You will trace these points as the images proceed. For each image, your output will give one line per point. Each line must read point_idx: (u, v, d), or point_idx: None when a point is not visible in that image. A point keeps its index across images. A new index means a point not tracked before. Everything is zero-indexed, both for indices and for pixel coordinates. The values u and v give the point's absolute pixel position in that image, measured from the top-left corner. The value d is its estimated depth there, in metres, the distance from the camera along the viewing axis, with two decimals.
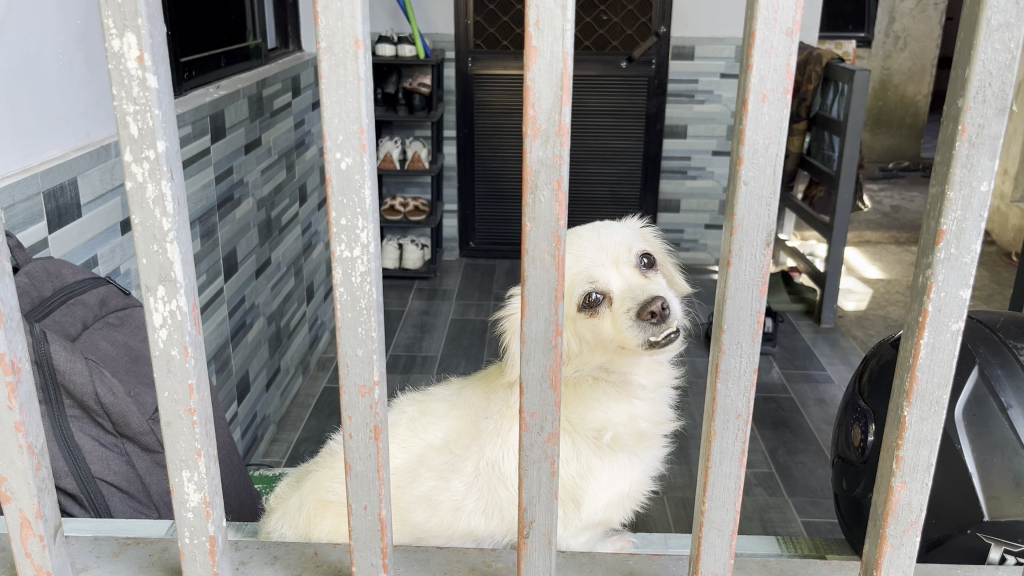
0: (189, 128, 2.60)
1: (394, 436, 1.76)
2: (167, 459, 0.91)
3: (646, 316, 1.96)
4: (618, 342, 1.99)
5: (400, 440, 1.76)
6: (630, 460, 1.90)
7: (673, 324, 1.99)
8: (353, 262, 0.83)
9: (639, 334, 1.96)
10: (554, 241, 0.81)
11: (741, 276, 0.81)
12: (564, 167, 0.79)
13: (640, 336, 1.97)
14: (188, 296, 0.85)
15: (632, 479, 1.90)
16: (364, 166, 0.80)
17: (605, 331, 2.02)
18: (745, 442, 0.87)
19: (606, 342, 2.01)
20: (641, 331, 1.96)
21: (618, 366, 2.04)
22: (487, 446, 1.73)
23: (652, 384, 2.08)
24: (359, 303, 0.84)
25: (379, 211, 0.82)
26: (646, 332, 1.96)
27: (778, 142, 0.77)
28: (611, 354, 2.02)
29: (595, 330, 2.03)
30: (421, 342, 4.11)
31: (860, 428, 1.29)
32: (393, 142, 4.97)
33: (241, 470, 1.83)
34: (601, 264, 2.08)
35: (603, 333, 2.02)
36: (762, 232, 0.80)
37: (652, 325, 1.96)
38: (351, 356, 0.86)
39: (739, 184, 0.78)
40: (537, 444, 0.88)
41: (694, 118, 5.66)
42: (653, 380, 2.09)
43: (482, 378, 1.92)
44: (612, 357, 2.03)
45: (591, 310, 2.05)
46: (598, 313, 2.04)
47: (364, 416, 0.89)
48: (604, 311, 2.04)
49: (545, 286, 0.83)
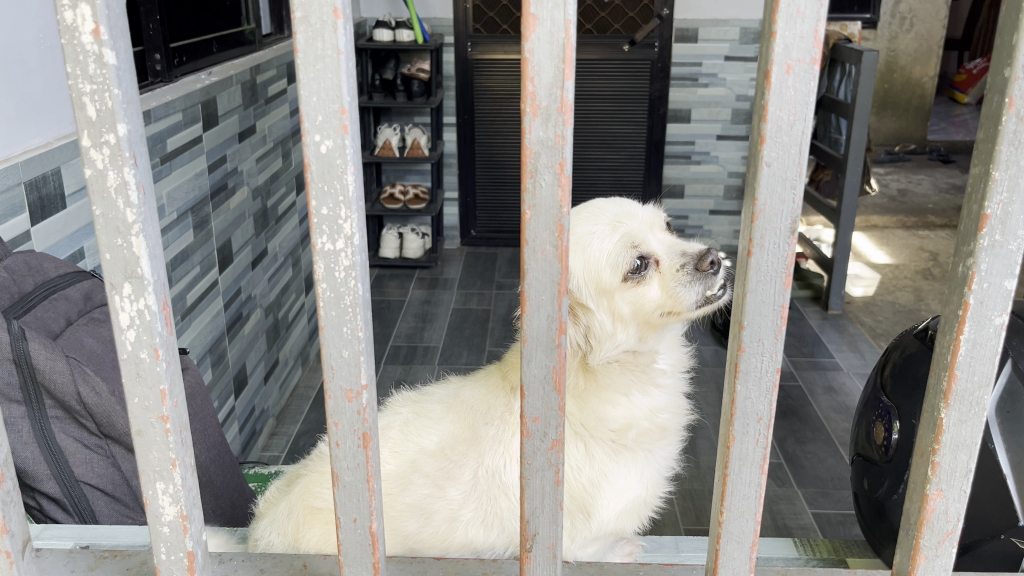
0: (178, 115, 2.51)
1: (386, 439, 1.69)
2: (139, 470, 0.84)
3: (705, 268, 1.90)
4: (667, 308, 1.88)
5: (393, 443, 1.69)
6: (648, 460, 1.75)
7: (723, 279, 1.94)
8: (335, 255, 0.75)
9: (695, 294, 1.88)
10: (556, 230, 0.74)
11: (763, 267, 0.73)
12: (567, 148, 0.71)
13: (695, 296, 1.88)
14: (157, 294, 0.78)
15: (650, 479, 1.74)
16: (346, 150, 0.73)
17: (652, 300, 1.89)
18: (767, 448, 0.80)
19: (650, 313, 1.88)
20: (695, 291, 1.89)
21: (648, 343, 1.89)
22: (487, 453, 1.66)
23: (673, 366, 1.92)
24: (343, 300, 0.77)
25: (363, 200, 0.75)
26: (701, 290, 1.89)
27: (805, 119, 0.69)
28: (647, 328, 1.89)
29: (641, 300, 1.88)
30: (423, 332, 4.04)
31: (882, 425, 1.21)
32: (391, 129, 4.85)
33: (235, 466, 1.76)
34: (641, 226, 1.96)
35: (649, 303, 1.88)
36: (786, 216, 0.72)
37: (707, 277, 1.90)
38: (335, 358, 0.79)
39: (761, 165, 0.71)
40: (540, 452, 0.81)
41: (698, 101, 5.53)
42: (675, 361, 1.93)
43: (482, 376, 1.84)
44: (645, 330, 1.89)
45: (636, 278, 1.90)
46: (644, 279, 1.91)
47: (351, 423, 0.81)
48: (651, 275, 1.91)
49: (546, 280, 0.75)
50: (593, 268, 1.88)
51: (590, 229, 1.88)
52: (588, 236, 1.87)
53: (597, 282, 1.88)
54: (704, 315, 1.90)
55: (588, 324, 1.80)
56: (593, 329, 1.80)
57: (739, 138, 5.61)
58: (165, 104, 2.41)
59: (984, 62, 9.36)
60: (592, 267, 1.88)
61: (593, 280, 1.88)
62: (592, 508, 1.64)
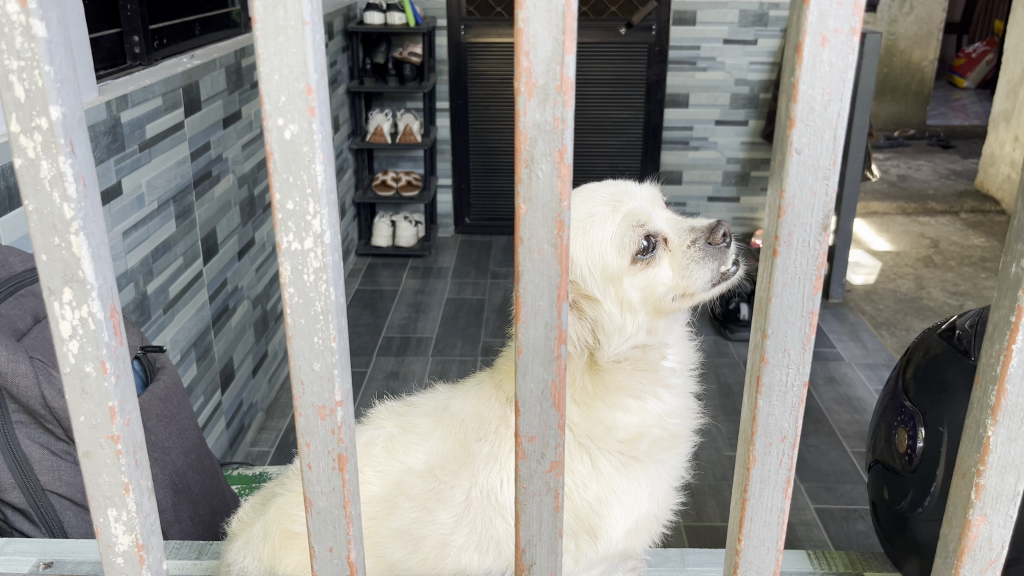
0: (158, 100, 2.39)
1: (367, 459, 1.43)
2: (89, 496, 0.75)
3: (718, 241, 1.68)
4: (680, 291, 1.64)
5: (377, 463, 1.43)
6: (660, 472, 1.49)
7: (735, 255, 1.72)
8: (304, 256, 0.66)
9: (709, 272, 1.67)
10: (556, 226, 0.65)
11: (790, 268, 0.65)
12: (568, 133, 0.62)
13: (709, 275, 1.67)
14: (102, 299, 0.69)
15: (659, 493, 1.49)
16: (314, 136, 0.63)
17: (664, 284, 1.64)
18: (792, 470, 0.71)
19: (663, 298, 1.64)
20: (709, 268, 1.67)
21: (659, 333, 1.63)
22: (480, 472, 1.40)
23: (683, 362, 1.65)
24: (313, 307, 0.68)
25: (334, 193, 0.66)
26: (714, 266, 1.68)
27: (841, 99, 0.60)
28: (658, 315, 1.64)
29: (652, 285, 1.64)
30: (416, 322, 3.92)
31: (906, 432, 1.12)
32: (382, 115, 4.66)
33: (216, 469, 1.66)
34: (643, 204, 1.71)
35: (661, 287, 1.64)
36: (817, 211, 0.63)
37: (721, 251, 1.69)
38: (305, 372, 0.70)
39: (790, 153, 0.62)
40: (537, 474, 0.72)
41: (696, 86, 5.16)
42: (684, 357, 1.66)
43: (476, 385, 1.55)
44: (655, 319, 1.64)
45: (644, 260, 1.65)
46: (653, 261, 1.66)
47: (324, 443, 0.72)
48: (661, 257, 1.66)
49: (543, 283, 0.66)
50: (597, 254, 1.61)
51: (590, 210, 1.62)
52: (589, 218, 1.60)
53: (603, 268, 1.61)
54: (717, 295, 1.69)
55: (597, 318, 1.51)
56: (602, 323, 1.52)
57: (738, 124, 5.24)
58: (143, 88, 2.29)
59: (983, 45, 9.24)
60: (594, 251, 1.61)
61: (598, 266, 1.61)
62: (599, 531, 1.39)
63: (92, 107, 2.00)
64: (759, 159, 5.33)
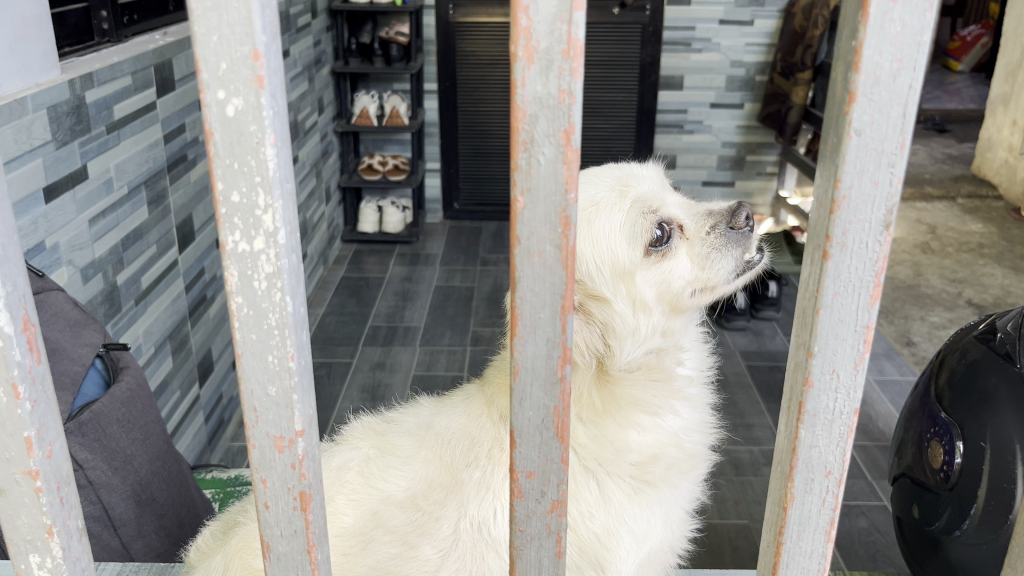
0: (127, 79, 2.25)
1: (338, 485, 1.17)
2: (6, 539, 0.64)
3: (741, 225, 1.44)
4: (699, 285, 1.41)
5: (350, 490, 1.17)
6: (675, 497, 1.27)
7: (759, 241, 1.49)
8: (254, 259, 0.55)
9: (732, 262, 1.43)
10: (560, 223, 0.53)
11: (844, 274, 0.54)
12: (576, 109, 0.51)
13: (732, 264, 1.44)
14: (11, 310, 0.57)
15: (675, 522, 1.27)
16: (264, 113, 0.51)
17: (681, 278, 1.40)
18: (836, 510, 0.60)
19: (680, 294, 1.40)
20: (732, 257, 1.43)
21: (674, 335, 1.41)
22: (472, 500, 1.15)
23: (698, 368, 1.43)
24: (266, 319, 0.56)
25: (288, 180, 0.54)
26: (739, 254, 1.43)
27: (912, 68, 0.49)
28: (674, 313, 1.41)
29: (667, 280, 1.40)
30: (403, 311, 3.71)
31: (941, 448, 1.05)
32: (368, 96, 4.38)
33: (185, 475, 1.53)
34: (653, 188, 1.46)
35: (678, 281, 1.40)
36: (878, 206, 0.52)
37: (746, 235, 1.44)
38: (258, 398, 0.59)
39: (849, 135, 0.51)
40: (536, 516, 0.61)
41: (691, 68, 4.67)
42: (702, 362, 1.45)
43: (463, 399, 1.31)
44: (671, 318, 1.41)
45: (659, 252, 1.40)
46: (669, 252, 1.41)
47: (283, 479, 0.61)
48: (678, 247, 1.41)
49: (545, 290, 0.55)
50: (605, 248, 1.36)
51: (594, 197, 1.36)
52: (593, 206, 1.35)
53: (612, 262, 1.36)
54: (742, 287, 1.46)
55: (607, 321, 1.30)
56: (613, 326, 1.30)
57: (734, 107, 4.75)
58: (110, 66, 2.15)
59: (978, 29, 9.08)
60: (602, 245, 1.35)
61: (606, 260, 1.36)
62: (607, 565, 1.16)
63: (52, 87, 1.86)
64: (756, 143, 4.83)
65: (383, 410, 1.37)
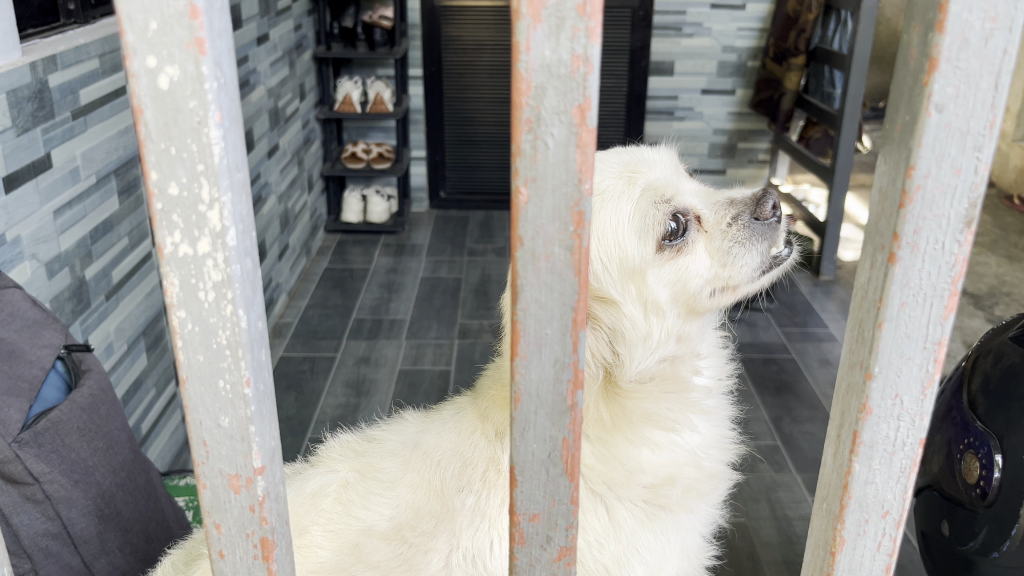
0: (94, 62, 2.13)
1: (315, 516, 1.04)
2: None
3: (767, 216, 1.31)
4: (720, 283, 1.28)
5: (327, 519, 1.04)
6: (691, 524, 1.15)
7: (786, 233, 1.37)
8: (201, 268, 0.45)
9: (756, 257, 1.29)
10: (572, 221, 0.44)
11: (920, 277, 0.44)
12: (593, 80, 0.41)
13: (756, 260, 1.29)
14: None
15: (690, 550, 1.15)
16: (204, 84, 0.41)
17: (700, 277, 1.26)
18: (893, 555, 0.51)
19: (698, 294, 1.26)
20: (758, 252, 1.29)
21: (691, 340, 1.27)
22: (464, 528, 1.01)
23: (717, 378, 1.30)
24: (215, 340, 0.47)
25: (236, 169, 0.44)
26: (765, 248, 1.29)
27: (1007, 28, 0.40)
28: (691, 315, 1.27)
29: (684, 278, 1.25)
30: (388, 303, 3.60)
31: (975, 461, 0.98)
32: (351, 82, 4.19)
33: (153, 484, 1.41)
34: (666, 174, 1.32)
35: (695, 280, 1.25)
36: (959, 197, 0.43)
37: (772, 227, 1.31)
38: (208, 430, 0.49)
39: (927, 112, 0.41)
40: (540, 566, 0.52)
41: (682, 54, 4.31)
42: (720, 370, 1.31)
43: (452, 412, 1.18)
44: (689, 321, 1.27)
45: (673, 247, 1.24)
46: (686, 246, 1.26)
47: (239, 521, 0.51)
48: (696, 240, 1.27)
49: (552, 303, 0.45)
50: (611, 243, 1.21)
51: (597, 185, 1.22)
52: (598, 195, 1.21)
53: (620, 259, 1.22)
54: (769, 285, 1.32)
55: (615, 325, 1.16)
56: (622, 331, 1.16)
57: (726, 93, 4.39)
58: (76, 49, 2.03)
59: None
60: (608, 239, 1.21)
61: (612, 257, 1.21)
62: None
63: (12, 70, 1.74)
64: (748, 130, 4.46)
65: (363, 426, 1.26)
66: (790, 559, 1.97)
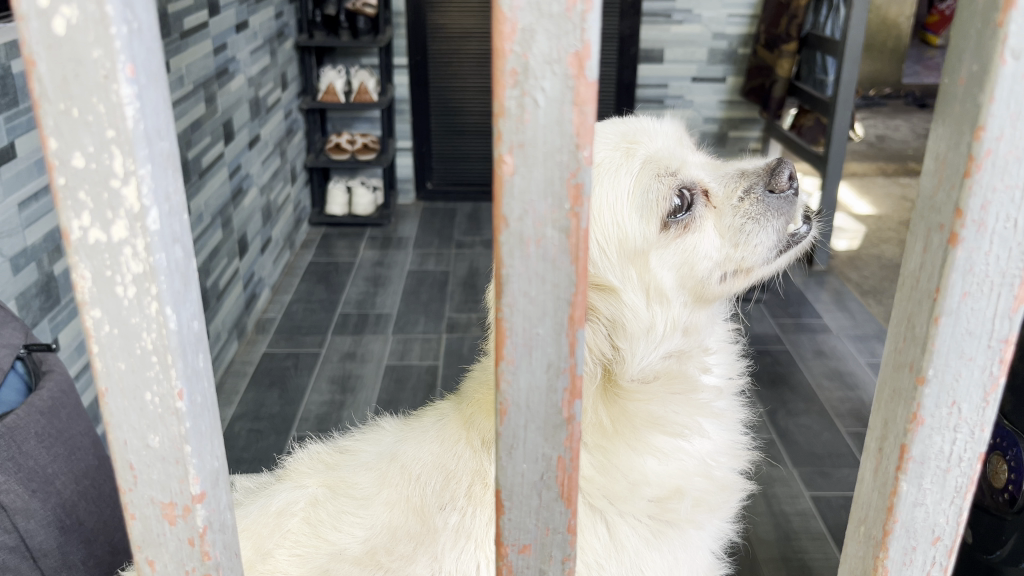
0: None
1: (282, 541, 0.96)
2: None
3: (783, 188, 1.23)
4: (731, 266, 1.20)
5: (293, 542, 0.97)
6: (700, 539, 1.07)
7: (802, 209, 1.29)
8: (120, 259, 0.37)
9: (771, 235, 1.21)
10: (568, 197, 0.37)
11: (987, 259, 0.39)
12: (594, 21, 0.34)
13: (771, 238, 1.22)
14: None
15: (700, 567, 1.08)
16: (110, 27, 0.33)
17: (707, 259, 1.19)
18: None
19: (707, 280, 1.18)
20: (773, 229, 1.22)
21: (698, 334, 1.19)
22: (447, 552, 0.94)
23: (726, 376, 1.23)
24: (138, 346, 0.39)
25: (161, 139, 0.36)
26: (780, 225, 1.22)
27: None
28: (699, 304, 1.20)
29: (690, 261, 1.17)
30: (374, 298, 3.51)
31: (1003, 463, 0.92)
32: (334, 71, 4.08)
33: (118, 499, 1.22)
34: (670, 145, 1.24)
35: (703, 263, 1.18)
36: None
37: (788, 201, 1.24)
38: (135, 452, 0.41)
39: (1002, 60, 0.36)
40: None
41: (672, 41, 4.23)
42: (730, 368, 1.24)
43: (435, 418, 1.11)
44: (696, 309, 1.19)
45: (679, 225, 1.17)
46: (692, 224, 1.18)
47: (176, 555, 0.43)
48: (703, 217, 1.19)
49: (545, 296, 0.39)
50: (610, 223, 1.13)
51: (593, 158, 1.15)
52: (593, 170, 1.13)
53: (620, 242, 1.14)
54: (784, 265, 1.25)
55: (614, 316, 1.09)
56: (622, 323, 1.09)
57: (717, 81, 4.31)
58: None
59: None
60: (607, 219, 1.13)
61: (612, 239, 1.14)
62: None
63: None
64: (739, 119, 4.38)
65: (338, 436, 1.19)
66: (789, 557, 1.91)
